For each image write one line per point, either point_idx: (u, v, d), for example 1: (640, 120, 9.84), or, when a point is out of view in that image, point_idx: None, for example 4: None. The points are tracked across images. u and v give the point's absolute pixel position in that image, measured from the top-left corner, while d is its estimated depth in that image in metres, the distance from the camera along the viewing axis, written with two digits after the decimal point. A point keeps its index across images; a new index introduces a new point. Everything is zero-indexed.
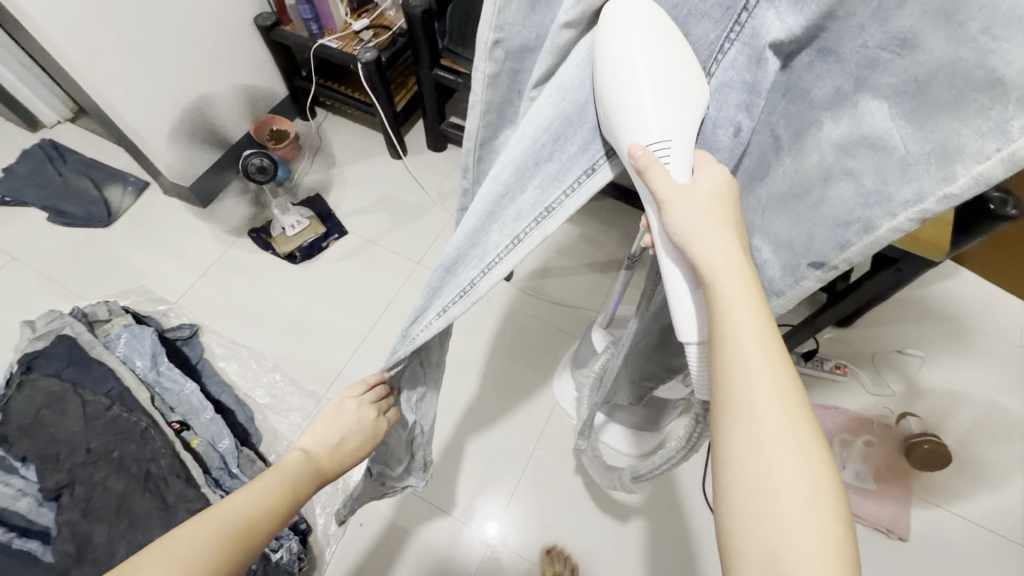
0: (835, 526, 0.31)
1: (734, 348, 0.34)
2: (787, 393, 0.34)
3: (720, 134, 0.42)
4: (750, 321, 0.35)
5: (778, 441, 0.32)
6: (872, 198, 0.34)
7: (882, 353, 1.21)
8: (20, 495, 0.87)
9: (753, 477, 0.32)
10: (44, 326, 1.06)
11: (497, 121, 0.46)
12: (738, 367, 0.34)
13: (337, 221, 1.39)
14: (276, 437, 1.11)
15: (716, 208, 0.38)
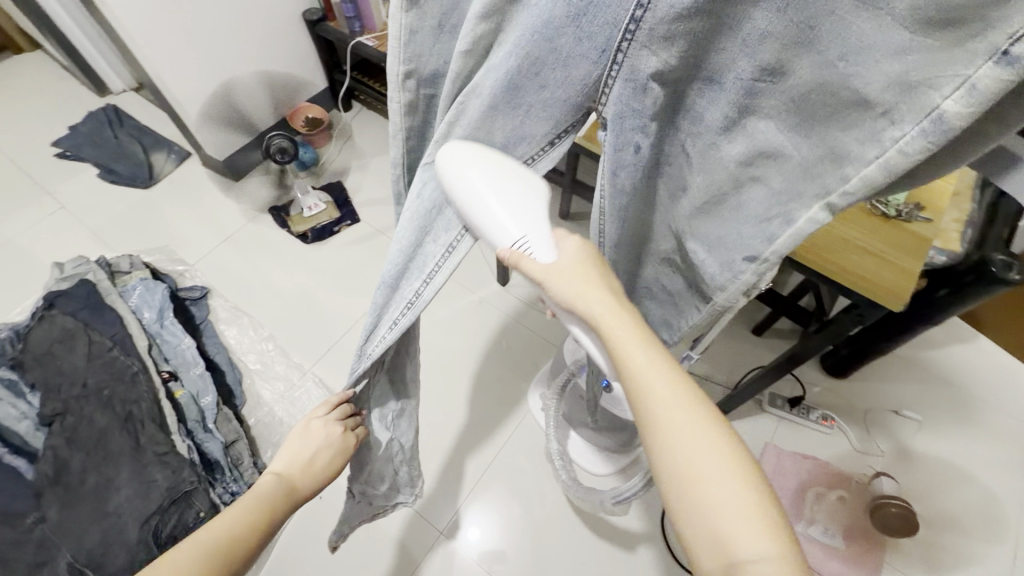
0: (757, 504, 0.33)
1: (631, 381, 0.35)
2: (688, 405, 0.35)
3: (622, 153, 0.38)
4: (642, 355, 0.35)
5: (693, 448, 0.33)
6: (783, 198, 0.34)
7: (875, 411, 1.15)
8: (22, 417, 0.96)
9: (686, 479, 0.33)
10: (72, 269, 1.17)
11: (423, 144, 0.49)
12: (644, 396, 0.35)
13: (352, 208, 1.46)
14: (259, 402, 1.18)
15: (578, 266, 0.39)
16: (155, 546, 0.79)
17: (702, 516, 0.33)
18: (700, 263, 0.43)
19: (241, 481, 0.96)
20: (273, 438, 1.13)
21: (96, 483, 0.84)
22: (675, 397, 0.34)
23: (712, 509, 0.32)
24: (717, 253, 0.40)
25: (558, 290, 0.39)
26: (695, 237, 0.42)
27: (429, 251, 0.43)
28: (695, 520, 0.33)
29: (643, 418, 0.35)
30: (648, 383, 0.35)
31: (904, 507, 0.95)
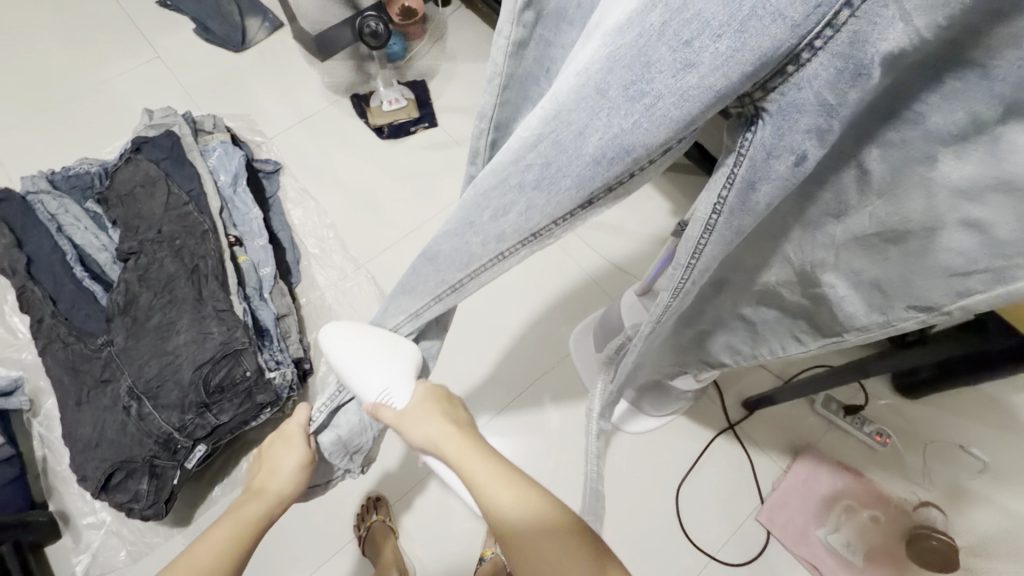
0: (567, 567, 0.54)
1: (479, 500, 0.56)
2: (501, 478, 0.56)
3: (776, 163, 0.31)
4: (481, 468, 0.56)
5: (516, 519, 0.55)
6: (1004, 251, 0.30)
7: (938, 442, 1.06)
8: (103, 249, 1.04)
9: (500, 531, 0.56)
10: (160, 118, 1.19)
11: (521, 97, 0.45)
12: (487, 502, 0.56)
13: (431, 111, 1.41)
14: (312, 285, 1.20)
15: (425, 407, 0.54)
16: (204, 393, 0.83)
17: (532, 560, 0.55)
18: (838, 302, 0.42)
19: (286, 352, 0.99)
20: (321, 321, 1.17)
21: (159, 323, 0.88)
22: (492, 476, 0.56)
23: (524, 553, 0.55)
24: (872, 293, 0.40)
25: (414, 432, 0.54)
26: (840, 271, 0.41)
27: (476, 250, 0.39)
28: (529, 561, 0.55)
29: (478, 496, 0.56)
30: (476, 476, 0.56)
31: (946, 544, 0.90)
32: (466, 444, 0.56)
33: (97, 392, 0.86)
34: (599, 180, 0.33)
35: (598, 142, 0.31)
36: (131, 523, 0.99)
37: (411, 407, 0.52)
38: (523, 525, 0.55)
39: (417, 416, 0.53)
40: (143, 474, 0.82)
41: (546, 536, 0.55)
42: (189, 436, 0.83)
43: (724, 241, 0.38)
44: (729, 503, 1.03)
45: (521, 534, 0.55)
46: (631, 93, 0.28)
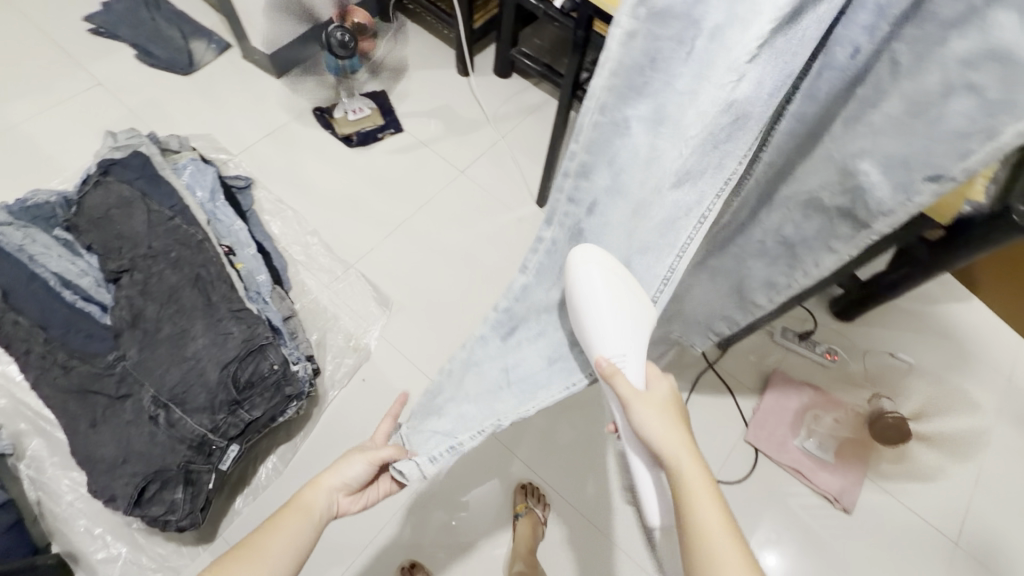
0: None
1: (691, 503, 0.51)
2: (717, 501, 0.51)
3: (838, 52, 0.45)
4: (702, 499, 0.51)
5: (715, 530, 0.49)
6: (996, 108, 0.39)
7: (873, 352, 1.26)
8: (84, 274, 1.00)
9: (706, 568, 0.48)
10: (124, 140, 1.17)
11: (623, 89, 0.45)
12: (693, 506, 0.51)
13: (395, 117, 1.48)
14: (304, 289, 1.22)
15: (666, 405, 0.56)
16: (234, 389, 0.84)
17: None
18: (871, 187, 0.50)
19: (298, 349, 1.01)
20: (319, 323, 1.19)
21: (172, 332, 0.88)
22: (705, 489, 0.51)
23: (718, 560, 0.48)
24: (896, 171, 0.48)
25: (642, 418, 0.54)
26: (876, 157, 0.49)
27: (683, 222, 0.53)
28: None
29: (683, 504, 0.51)
30: (693, 485, 0.51)
31: (901, 418, 1.07)
32: (695, 453, 0.53)
33: (115, 409, 0.84)
34: (767, 112, 0.46)
35: (767, 81, 0.43)
36: (150, 548, 0.96)
37: (660, 395, 0.57)
38: (727, 531, 0.50)
39: (655, 409, 0.55)
40: (178, 482, 0.82)
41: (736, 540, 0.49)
42: (223, 436, 0.83)
43: (793, 122, 0.52)
44: (719, 430, 1.17)
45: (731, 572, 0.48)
46: (789, 39, 0.41)
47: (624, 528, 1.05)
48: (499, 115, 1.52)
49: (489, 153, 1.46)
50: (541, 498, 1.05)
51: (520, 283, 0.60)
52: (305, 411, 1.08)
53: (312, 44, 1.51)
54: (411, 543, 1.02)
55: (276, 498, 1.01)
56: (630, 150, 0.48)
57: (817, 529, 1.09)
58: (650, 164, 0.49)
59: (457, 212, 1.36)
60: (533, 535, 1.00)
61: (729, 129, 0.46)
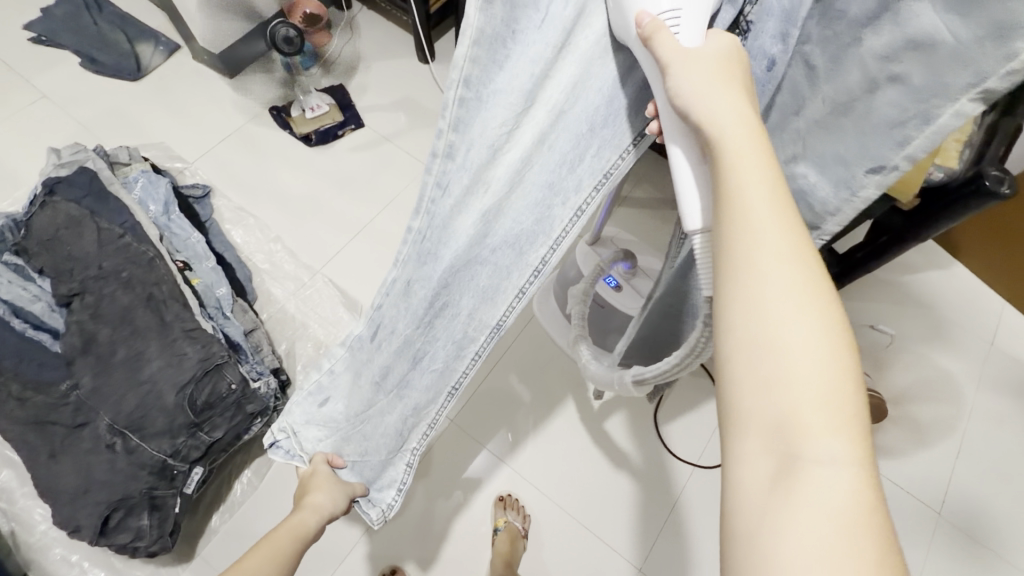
0: (844, 404, 0.29)
1: (750, 235, 0.32)
2: (806, 274, 0.32)
3: (745, 61, 0.38)
4: (776, 223, 0.32)
5: (795, 324, 0.30)
6: (924, 97, 0.34)
7: (852, 326, 1.24)
8: (36, 299, 0.97)
9: (759, 326, 0.31)
10: (69, 156, 1.12)
11: (487, 63, 0.40)
12: (753, 264, 0.32)
13: (355, 112, 1.43)
14: (271, 299, 1.19)
15: (722, 68, 0.37)
16: (193, 412, 0.82)
17: (774, 377, 0.30)
18: (811, 190, 0.45)
19: (262, 364, 0.99)
20: (288, 333, 1.17)
21: (127, 356, 0.85)
22: (780, 231, 0.32)
23: (791, 383, 0.29)
24: (834, 170, 0.42)
25: (685, 83, 0.37)
26: (811, 159, 0.44)
27: (558, 216, 0.52)
28: (763, 386, 0.30)
29: (736, 239, 0.33)
30: (755, 209, 0.33)
31: (879, 397, 1.04)
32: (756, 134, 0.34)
33: (73, 439, 0.82)
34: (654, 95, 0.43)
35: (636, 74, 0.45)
36: (129, 572, 0.95)
37: (711, 50, 0.37)
38: (821, 325, 0.31)
39: (701, 75, 0.36)
40: (143, 508, 0.80)
41: (835, 344, 0.30)
42: (184, 460, 0.82)
43: None
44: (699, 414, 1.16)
45: (803, 357, 0.30)
46: None
47: (604, 521, 1.05)
48: None
49: None
50: (519, 510, 1.04)
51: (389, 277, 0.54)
52: None
53: (263, 39, 1.45)
54: (392, 549, 1.02)
55: (254, 513, 1.00)
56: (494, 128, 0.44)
57: None
58: (503, 148, 0.45)
59: None
60: (512, 549, 0.98)
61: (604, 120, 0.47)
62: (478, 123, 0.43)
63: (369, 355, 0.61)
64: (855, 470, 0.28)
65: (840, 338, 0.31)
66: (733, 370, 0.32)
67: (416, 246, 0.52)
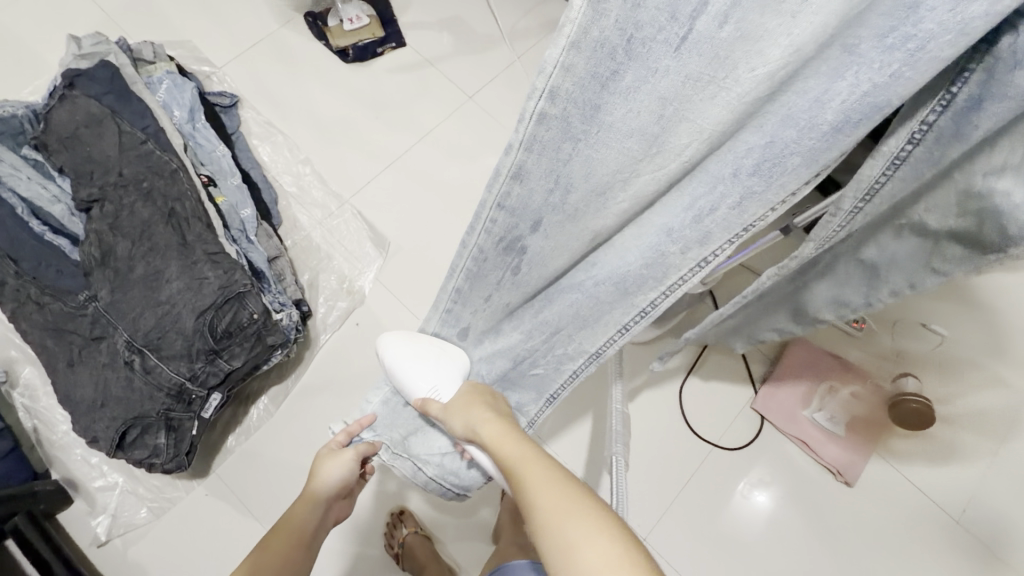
0: (624, 552, 0.46)
1: (525, 478, 0.56)
2: (564, 488, 0.53)
3: (1020, 77, 0.32)
4: (536, 468, 0.56)
5: (578, 522, 0.49)
6: None
7: (903, 322, 1.11)
8: (56, 200, 0.92)
9: (555, 525, 0.50)
10: (91, 46, 1.04)
11: (590, 97, 0.38)
12: (538, 499, 0.53)
13: (397, 29, 1.30)
14: (296, 225, 1.14)
15: (469, 397, 0.66)
16: (212, 338, 0.79)
17: (576, 555, 0.47)
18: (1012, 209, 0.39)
19: (284, 294, 0.95)
20: (312, 263, 1.12)
21: (145, 273, 0.81)
22: (540, 472, 0.56)
23: (589, 558, 0.46)
24: None
25: (456, 419, 0.65)
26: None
27: (677, 262, 0.49)
28: (574, 565, 0.47)
29: (522, 488, 0.56)
30: (525, 468, 0.57)
31: (925, 403, 0.99)
32: (504, 426, 0.62)
33: (91, 351, 0.80)
34: (834, 149, 0.38)
35: (836, 109, 0.35)
36: (145, 480, 0.97)
37: (464, 389, 0.67)
38: (591, 514, 0.50)
39: (463, 401, 0.66)
40: (160, 427, 0.80)
41: (606, 521, 0.49)
42: (202, 385, 0.81)
43: (921, 164, 0.40)
44: (728, 395, 1.13)
45: (581, 538, 0.48)
46: (890, 41, 0.31)
47: None
48: (515, 30, 1.33)
49: (502, 75, 1.30)
50: None
51: (464, 263, 0.58)
52: (296, 355, 1.05)
53: None
54: (402, 491, 1.02)
55: (268, 441, 1.01)
56: (586, 164, 0.44)
57: (817, 501, 1.07)
58: (604, 194, 0.46)
59: (463, 144, 1.23)
60: (520, 504, 0.99)
61: (763, 167, 0.39)
62: (577, 164, 0.44)
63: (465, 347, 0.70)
64: None
65: (610, 514, 0.50)
66: (557, 562, 0.48)
67: (503, 242, 0.54)
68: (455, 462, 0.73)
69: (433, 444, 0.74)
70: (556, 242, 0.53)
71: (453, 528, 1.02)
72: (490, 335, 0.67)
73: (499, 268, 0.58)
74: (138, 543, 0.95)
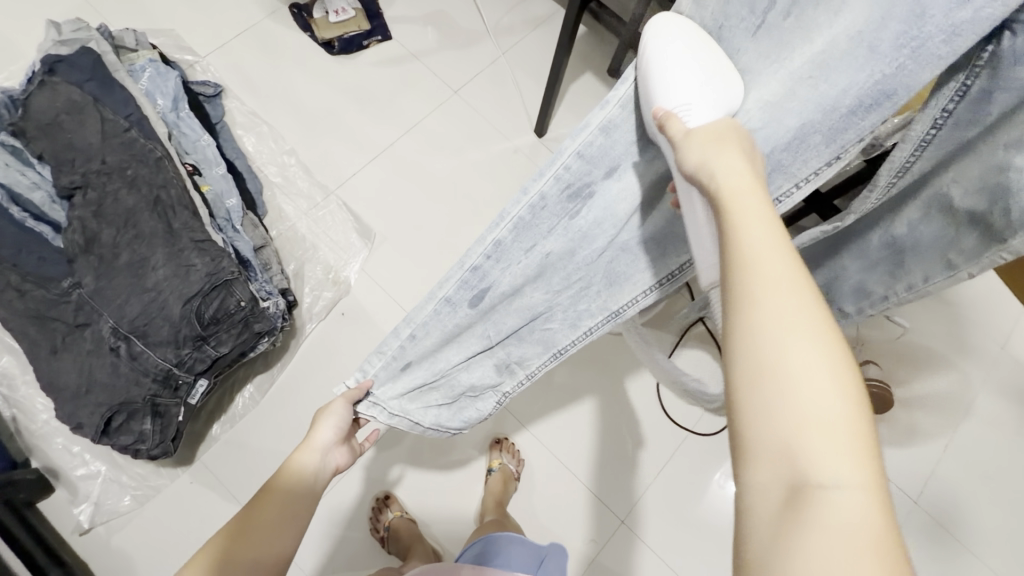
0: (855, 443, 0.29)
1: (749, 261, 0.34)
2: (805, 311, 0.32)
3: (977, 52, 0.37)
4: (760, 231, 0.35)
5: (798, 375, 0.31)
6: None
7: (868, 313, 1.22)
8: (36, 187, 0.92)
9: (765, 367, 0.31)
10: (71, 32, 1.03)
11: (687, 66, 0.45)
12: (758, 308, 0.32)
13: (383, 22, 1.31)
14: (281, 215, 1.15)
15: (715, 133, 0.41)
16: (199, 325, 0.80)
17: (772, 440, 0.30)
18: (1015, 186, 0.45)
19: (271, 283, 0.96)
20: (297, 253, 1.13)
21: (130, 261, 0.82)
22: (783, 277, 0.33)
23: (802, 455, 0.29)
24: None
25: (682, 153, 0.41)
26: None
27: None
28: (763, 448, 0.30)
29: (739, 282, 0.34)
30: (750, 229, 0.35)
31: (885, 388, 1.06)
32: (752, 181, 0.38)
33: (75, 337, 0.81)
34: (853, 131, 0.44)
35: (855, 95, 0.42)
36: (129, 468, 0.97)
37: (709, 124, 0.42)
38: (827, 362, 0.31)
39: (706, 137, 0.41)
40: (145, 413, 0.81)
41: (845, 377, 0.31)
42: (189, 370, 0.81)
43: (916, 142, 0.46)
44: None
45: (820, 405, 0.30)
46: (901, 40, 0.38)
47: (596, 475, 1.08)
48: (500, 27, 1.35)
49: (486, 71, 1.32)
50: (515, 454, 1.06)
51: (494, 236, 0.54)
52: (281, 344, 1.06)
53: None
54: (388, 477, 1.04)
55: (252, 429, 1.02)
56: None
57: None
58: None
59: (448, 138, 1.25)
60: (504, 487, 1.01)
61: (797, 144, 0.45)
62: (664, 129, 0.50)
63: (471, 321, 0.62)
64: (865, 493, 0.28)
65: (852, 376, 0.31)
66: (743, 426, 0.31)
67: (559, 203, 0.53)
68: (449, 415, 0.72)
69: (430, 399, 0.68)
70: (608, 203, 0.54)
71: (438, 513, 1.04)
72: (503, 299, 0.60)
73: (546, 219, 0.54)
74: (121, 530, 0.95)
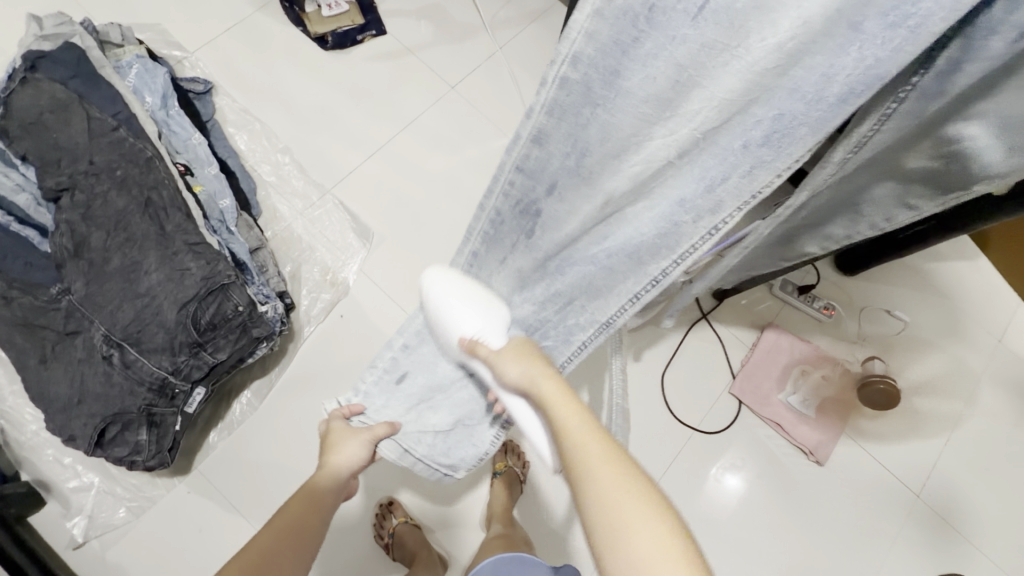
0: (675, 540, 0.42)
1: (576, 445, 0.50)
2: (621, 469, 0.47)
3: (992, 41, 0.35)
4: (579, 423, 0.51)
5: (633, 509, 0.44)
6: None
7: (870, 309, 1.22)
8: (19, 190, 0.88)
9: (607, 512, 0.44)
10: (53, 27, 0.98)
11: (611, 59, 0.40)
12: (589, 474, 0.47)
13: (377, 16, 1.28)
14: (276, 215, 1.12)
15: (528, 358, 0.62)
16: (195, 331, 0.77)
17: (625, 552, 0.42)
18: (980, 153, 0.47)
19: (268, 286, 0.93)
20: (293, 254, 1.10)
21: (122, 265, 0.79)
22: (600, 455, 0.48)
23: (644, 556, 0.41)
24: None
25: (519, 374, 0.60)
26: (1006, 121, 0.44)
27: (688, 229, 0.49)
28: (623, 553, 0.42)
29: (573, 469, 0.48)
30: (571, 429, 0.51)
31: (890, 383, 1.06)
32: (573, 400, 0.55)
33: (65, 346, 0.78)
34: (839, 120, 0.38)
35: (841, 82, 0.35)
36: (123, 479, 0.94)
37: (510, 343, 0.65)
38: (642, 495, 0.44)
39: (517, 355, 0.62)
40: (141, 424, 0.78)
41: (657, 502, 0.44)
42: (185, 378, 0.79)
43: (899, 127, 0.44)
44: (708, 380, 1.16)
45: (648, 532, 0.42)
46: (892, 19, 0.32)
47: None
48: (497, 21, 1.33)
49: (484, 66, 1.29)
50: (520, 456, 1.04)
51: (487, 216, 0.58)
52: (278, 348, 1.03)
53: None
54: (390, 483, 1.02)
55: (250, 437, 0.99)
56: (603, 128, 0.45)
57: (793, 480, 1.12)
58: (621, 159, 0.47)
59: (446, 135, 1.22)
60: (509, 490, 1.00)
61: (772, 137, 0.40)
62: (596, 127, 0.45)
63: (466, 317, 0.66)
64: None
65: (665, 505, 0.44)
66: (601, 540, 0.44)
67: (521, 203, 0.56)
68: (447, 444, 0.78)
69: (427, 420, 0.77)
70: (569, 204, 0.53)
71: (442, 517, 1.02)
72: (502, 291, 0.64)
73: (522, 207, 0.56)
74: (116, 544, 0.92)
